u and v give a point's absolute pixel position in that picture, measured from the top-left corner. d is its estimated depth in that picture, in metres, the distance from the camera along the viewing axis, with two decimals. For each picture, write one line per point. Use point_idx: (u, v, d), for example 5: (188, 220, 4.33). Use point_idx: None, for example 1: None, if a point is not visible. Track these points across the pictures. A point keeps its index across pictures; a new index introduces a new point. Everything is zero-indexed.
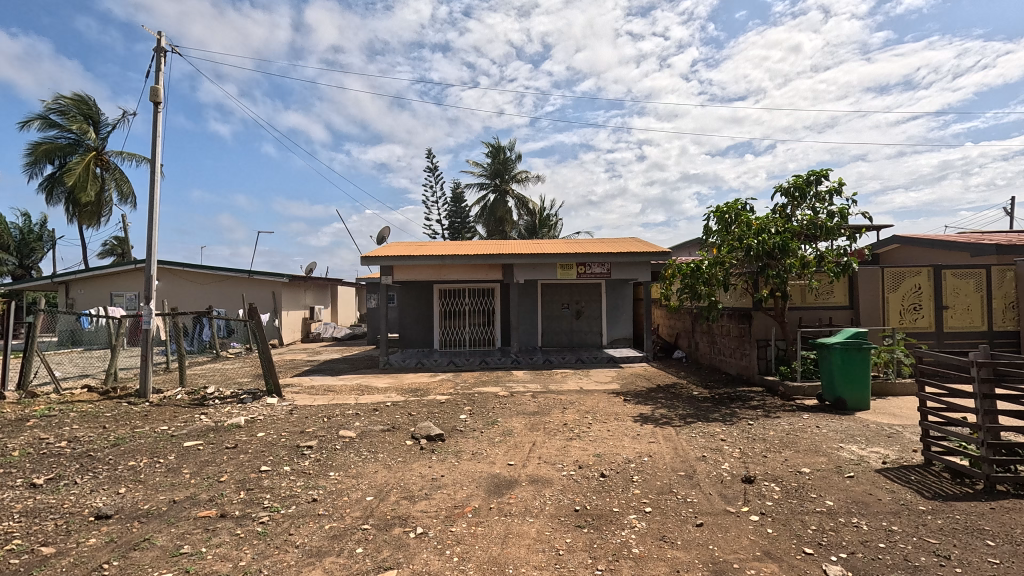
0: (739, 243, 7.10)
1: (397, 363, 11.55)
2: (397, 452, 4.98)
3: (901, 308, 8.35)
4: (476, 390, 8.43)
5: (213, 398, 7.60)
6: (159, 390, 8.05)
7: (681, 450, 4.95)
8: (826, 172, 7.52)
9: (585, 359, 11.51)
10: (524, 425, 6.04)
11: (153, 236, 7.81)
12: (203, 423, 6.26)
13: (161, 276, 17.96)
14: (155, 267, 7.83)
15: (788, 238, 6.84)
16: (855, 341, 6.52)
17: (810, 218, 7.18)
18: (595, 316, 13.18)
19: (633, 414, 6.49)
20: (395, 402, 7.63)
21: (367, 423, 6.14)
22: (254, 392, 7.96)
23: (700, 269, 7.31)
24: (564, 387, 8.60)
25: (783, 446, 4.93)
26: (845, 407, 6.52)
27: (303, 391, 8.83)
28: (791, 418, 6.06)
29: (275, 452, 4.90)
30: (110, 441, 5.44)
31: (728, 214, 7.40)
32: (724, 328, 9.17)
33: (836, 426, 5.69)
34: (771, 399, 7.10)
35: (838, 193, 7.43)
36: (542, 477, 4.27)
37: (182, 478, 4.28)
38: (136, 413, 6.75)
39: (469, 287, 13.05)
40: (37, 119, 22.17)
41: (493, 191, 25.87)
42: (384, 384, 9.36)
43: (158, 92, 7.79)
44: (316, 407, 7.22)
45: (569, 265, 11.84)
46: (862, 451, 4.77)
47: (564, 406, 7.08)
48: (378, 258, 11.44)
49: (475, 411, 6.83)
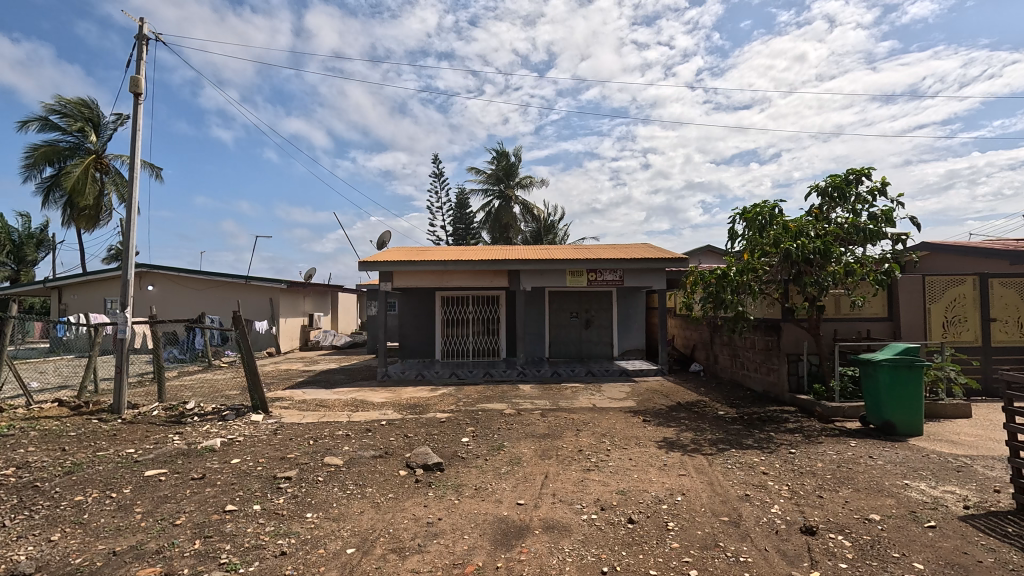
0: (773, 249, 6.40)
1: (396, 375, 10.86)
2: (388, 486, 4.31)
3: (944, 320, 7.61)
4: (479, 407, 7.76)
5: (192, 415, 6.95)
6: (135, 404, 7.41)
7: (719, 487, 4.24)
8: (867, 170, 6.86)
9: (596, 371, 10.81)
10: (534, 451, 5.36)
11: (131, 240, 7.22)
12: (175, 445, 5.61)
13: (156, 281, 17.40)
14: (131, 273, 7.18)
15: (829, 242, 6.14)
16: (906, 358, 5.80)
17: (851, 221, 6.49)
18: (606, 325, 12.48)
19: (656, 438, 5.80)
20: (390, 421, 6.96)
21: (358, 447, 5.47)
22: (238, 409, 7.30)
23: (727, 276, 6.62)
24: (575, 404, 7.91)
25: (838, 483, 4.22)
26: (895, 431, 5.80)
27: (293, 406, 8.19)
28: (837, 445, 5.35)
29: (246, 486, 4.23)
30: (63, 468, 4.78)
31: (760, 217, 6.73)
32: (749, 341, 8.48)
33: (892, 456, 4.97)
34: (808, 421, 6.38)
35: (881, 194, 6.75)
36: (558, 523, 3.58)
37: (131, 521, 3.61)
38: (105, 433, 6.10)
39: (473, 294, 12.41)
40: (36, 121, 21.76)
41: (497, 197, 25.34)
42: (380, 398, 8.70)
43: (138, 82, 7.21)
44: (303, 427, 6.56)
45: (579, 271, 11.19)
46: (934, 490, 4.04)
47: (577, 427, 6.39)
48: (377, 263, 10.80)
49: (479, 432, 6.15)
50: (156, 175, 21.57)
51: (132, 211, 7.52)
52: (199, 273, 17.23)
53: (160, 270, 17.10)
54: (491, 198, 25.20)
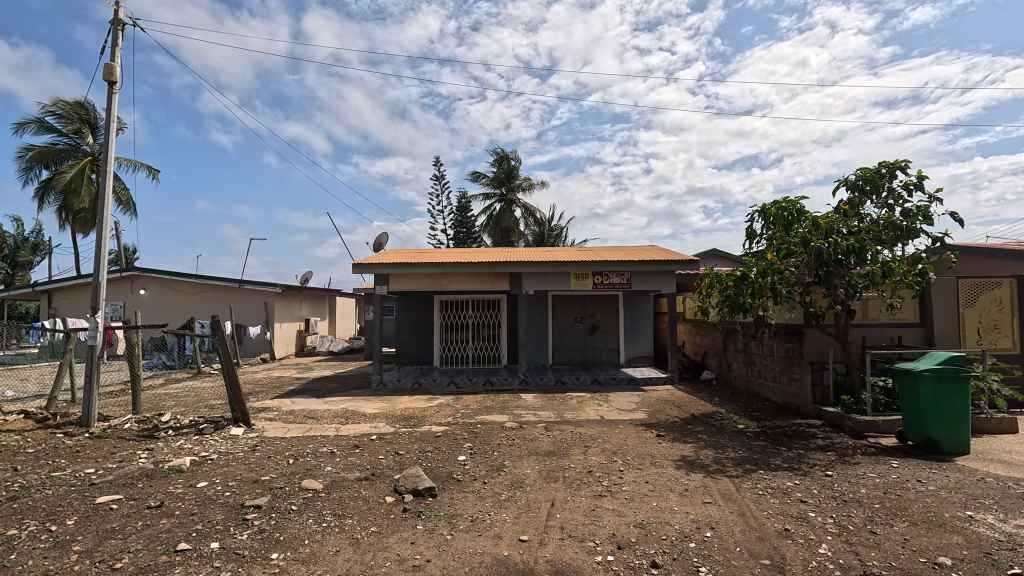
0: (800, 247, 5.83)
1: (392, 384, 10.28)
2: (373, 517, 3.76)
3: (981, 326, 7.00)
4: (478, 419, 7.20)
5: (166, 429, 6.41)
6: (106, 417, 6.86)
7: (753, 519, 3.67)
8: (901, 163, 6.33)
9: (602, 380, 10.22)
10: (538, 472, 4.80)
11: (106, 239, 6.71)
12: (139, 464, 5.06)
13: (147, 285, 16.90)
14: (103, 274, 6.65)
15: (863, 240, 5.56)
16: (950, 369, 5.23)
17: (884, 217, 5.93)
18: (612, 331, 11.91)
19: (673, 456, 5.24)
20: (381, 435, 6.41)
21: (342, 466, 4.93)
22: (218, 421, 6.74)
23: (748, 278, 6.07)
24: (581, 416, 7.34)
25: (891, 515, 3.66)
26: (938, 450, 5.22)
27: (279, 417, 7.63)
28: (877, 466, 4.78)
29: (207, 517, 3.67)
30: (5, 493, 4.23)
31: (786, 213, 6.18)
32: (767, 348, 7.92)
33: (943, 479, 4.39)
34: (839, 437, 5.80)
35: (916, 188, 6.21)
36: (568, 566, 3.02)
37: (63, 563, 3.05)
38: (66, 449, 5.55)
39: (472, 298, 11.89)
40: (32, 122, 21.31)
41: (499, 200, 24.84)
42: (373, 409, 8.14)
43: (112, 70, 6.72)
44: (286, 442, 6.02)
45: (584, 274, 10.65)
46: (1005, 525, 3.46)
47: (585, 443, 5.82)
48: (372, 265, 10.28)
49: (477, 449, 5.59)
50: (152, 177, 21.21)
51: (108, 209, 7.01)
52: (193, 276, 16.75)
53: (152, 274, 16.63)
54: (492, 201, 24.71)
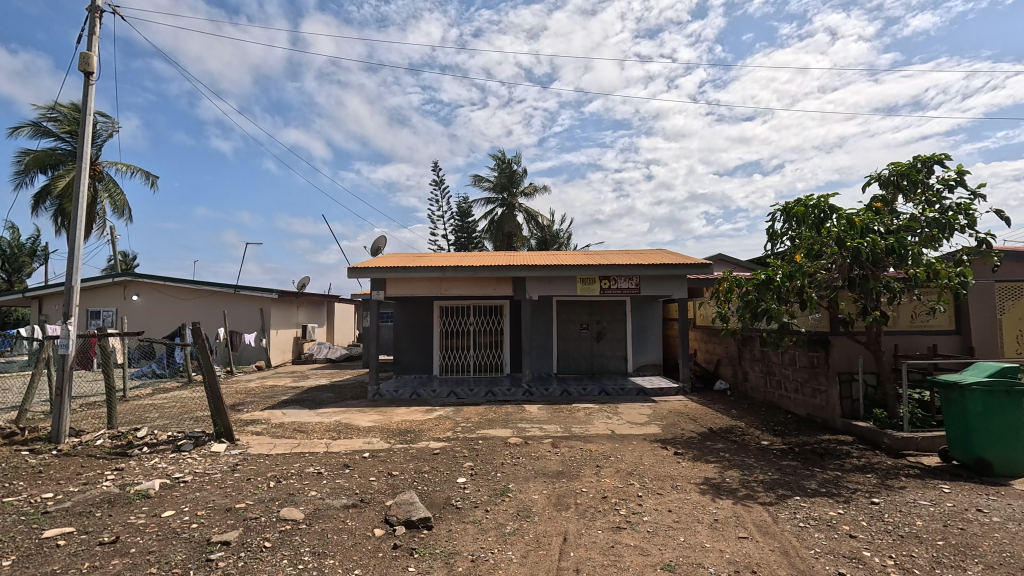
0: (834, 247, 5.32)
1: (389, 394, 9.76)
2: (359, 555, 3.25)
3: (1018, 334, 6.48)
4: (480, 434, 6.68)
5: (142, 446, 5.91)
6: (78, 432, 6.36)
7: (799, 560, 3.15)
8: (939, 156, 5.88)
9: (610, 391, 9.68)
10: (546, 498, 4.28)
11: (80, 241, 6.27)
12: (104, 488, 4.55)
13: (140, 290, 16.45)
14: (77, 279, 6.18)
15: (905, 238, 5.06)
16: (1003, 381, 4.70)
17: (924, 214, 5.47)
18: (619, 338, 11.41)
19: (695, 479, 4.74)
20: (374, 452, 5.89)
21: (328, 490, 4.43)
22: (199, 437, 6.24)
23: (774, 282, 5.55)
24: (590, 431, 6.84)
25: (961, 557, 3.13)
26: (990, 472, 4.70)
27: (267, 432, 7.12)
28: (928, 492, 4.25)
29: (166, 557, 3.17)
30: None
31: (816, 211, 5.68)
32: (787, 357, 7.42)
33: (1009, 508, 3.86)
34: (876, 457, 5.28)
35: (956, 184, 5.78)
36: None
37: None
38: (27, 470, 5.04)
39: (473, 304, 11.42)
40: (27, 127, 20.93)
41: (500, 205, 24.43)
42: (367, 422, 7.62)
43: (88, 60, 6.29)
44: (271, 460, 5.53)
45: (591, 279, 10.16)
46: None
47: (597, 462, 5.32)
48: (368, 269, 9.81)
49: (478, 470, 5.09)
50: (149, 181, 20.81)
51: (84, 209, 6.56)
52: (187, 281, 16.30)
53: (145, 279, 16.18)
54: (493, 206, 24.28)
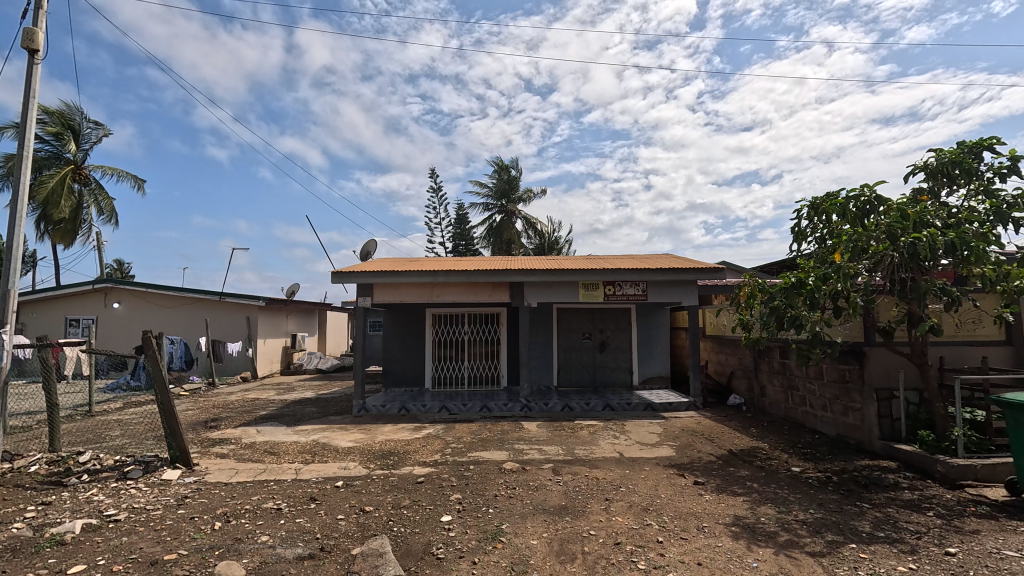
0: (879, 245, 4.59)
1: (375, 409, 8.97)
2: None
3: None
4: (471, 457, 5.91)
5: (82, 473, 5.13)
6: (14, 456, 5.59)
7: None
8: (991, 139, 5.20)
9: (615, 405, 8.92)
10: (547, 544, 3.53)
11: (19, 240, 5.61)
12: (13, 530, 3.77)
13: (121, 298, 15.70)
14: (13, 282, 5.55)
15: (965, 233, 4.32)
16: None
17: (983, 206, 4.75)
18: (624, 348, 10.67)
19: (724, 518, 3.98)
20: (349, 481, 5.11)
21: (282, 534, 3.66)
22: (150, 462, 5.47)
23: (807, 285, 4.83)
24: (596, 454, 6.08)
25: None
26: None
27: (234, 454, 6.33)
28: (1012, 539, 3.49)
29: None
30: None
31: (855, 205, 4.96)
32: (814, 370, 6.70)
33: None
34: (931, 489, 4.53)
35: (1011, 172, 5.08)
36: None
37: None
38: None
39: (468, 312, 10.69)
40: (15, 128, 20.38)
41: (498, 212, 23.74)
42: (347, 443, 6.83)
43: (33, 36, 5.61)
44: (227, 492, 4.76)
45: (595, 285, 9.43)
46: None
47: (607, 494, 4.56)
48: (354, 275, 9.09)
49: (467, 505, 4.33)
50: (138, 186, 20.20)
51: (27, 202, 5.88)
52: (171, 288, 15.57)
53: (126, 286, 15.45)
54: (492, 213, 23.57)
